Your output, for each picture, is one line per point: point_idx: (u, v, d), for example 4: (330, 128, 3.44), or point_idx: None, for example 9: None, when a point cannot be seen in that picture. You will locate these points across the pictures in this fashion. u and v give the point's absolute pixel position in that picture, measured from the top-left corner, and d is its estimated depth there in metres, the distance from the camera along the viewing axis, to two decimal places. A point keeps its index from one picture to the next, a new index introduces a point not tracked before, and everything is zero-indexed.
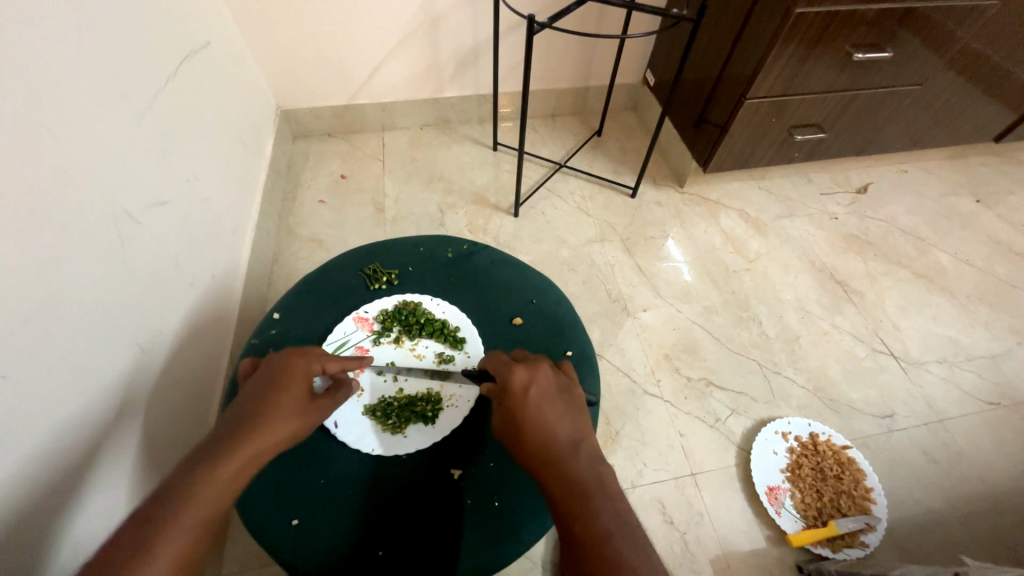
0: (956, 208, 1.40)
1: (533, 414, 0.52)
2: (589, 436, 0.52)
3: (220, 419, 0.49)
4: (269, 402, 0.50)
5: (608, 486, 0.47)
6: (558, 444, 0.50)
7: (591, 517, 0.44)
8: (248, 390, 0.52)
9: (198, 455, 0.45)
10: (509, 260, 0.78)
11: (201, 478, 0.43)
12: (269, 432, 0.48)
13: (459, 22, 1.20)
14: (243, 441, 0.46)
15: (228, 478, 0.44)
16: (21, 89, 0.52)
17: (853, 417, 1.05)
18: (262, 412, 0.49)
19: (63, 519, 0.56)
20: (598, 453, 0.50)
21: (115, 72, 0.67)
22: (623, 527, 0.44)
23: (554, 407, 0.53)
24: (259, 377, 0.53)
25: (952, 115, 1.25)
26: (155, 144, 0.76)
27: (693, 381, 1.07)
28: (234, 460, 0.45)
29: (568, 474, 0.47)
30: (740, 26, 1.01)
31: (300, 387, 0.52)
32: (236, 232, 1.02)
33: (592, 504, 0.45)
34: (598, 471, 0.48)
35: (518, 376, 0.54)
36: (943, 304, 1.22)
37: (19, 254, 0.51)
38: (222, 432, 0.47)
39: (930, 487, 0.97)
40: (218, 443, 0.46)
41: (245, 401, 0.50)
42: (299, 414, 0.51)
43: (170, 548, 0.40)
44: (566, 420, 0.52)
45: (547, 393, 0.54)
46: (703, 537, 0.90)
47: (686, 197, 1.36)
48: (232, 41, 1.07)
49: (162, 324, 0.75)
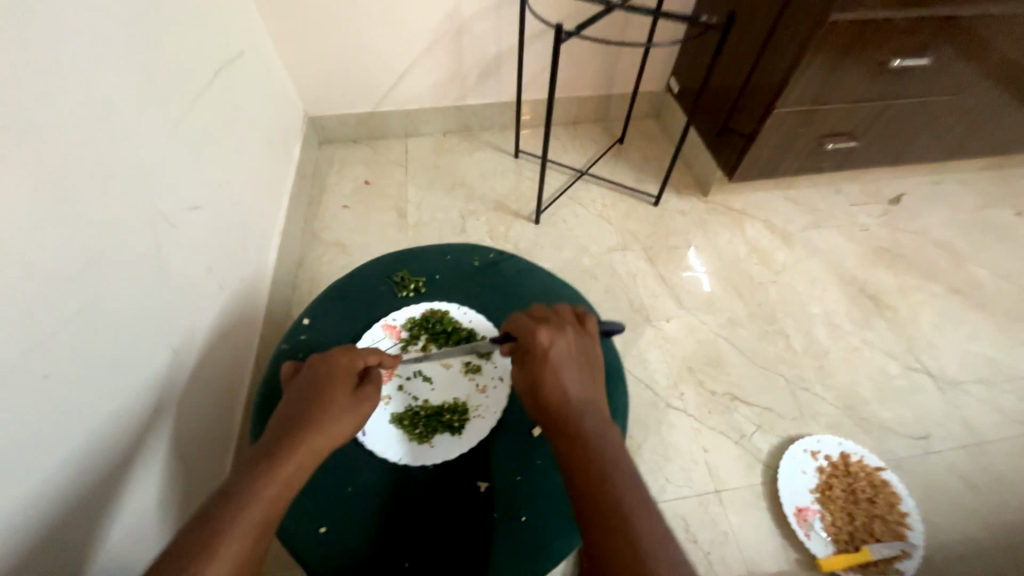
0: (995, 222, 1.34)
1: (551, 374, 0.53)
2: (599, 400, 0.53)
3: (273, 422, 0.50)
4: (324, 401, 0.51)
5: (615, 449, 0.48)
6: (570, 404, 0.51)
7: (597, 474, 0.45)
8: (298, 391, 0.53)
9: (257, 456, 0.46)
10: (535, 269, 0.77)
11: (261, 477, 0.44)
12: (332, 428, 0.50)
13: (484, 31, 1.21)
14: (300, 441, 0.48)
15: (288, 475, 0.45)
16: (55, 98, 0.53)
17: (885, 437, 1.00)
18: (316, 411, 0.50)
19: (105, 514, 0.57)
20: (601, 414, 0.52)
21: (153, 81, 0.70)
22: (633, 490, 0.44)
23: (571, 369, 0.54)
24: (307, 379, 0.54)
25: (992, 125, 1.21)
26: (190, 149, 0.78)
27: (717, 395, 1.04)
28: (295, 459, 0.46)
29: (577, 433, 0.49)
30: (770, 32, 0.99)
31: (349, 386, 0.54)
32: (264, 235, 1.04)
33: (599, 463, 0.46)
34: (605, 435, 0.49)
35: (541, 336, 0.56)
36: (982, 322, 1.17)
37: (64, 257, 0.53)
38: (279, 433, 0.48)
39: (970, 513, 0.92)
40: (279, 442, 0.47)
41: (299, 402, 0.51)
42: (352, 412, 0.52)
43: (233, 545, 0.39)
44: (580, 382, 0.53)
45: (567, 355, 0.55)
46: (728, 556, 0.87)
47: (710, 206, 1.34)
48: (263, 50, 1.10)
49: (195, 324, 0.77)
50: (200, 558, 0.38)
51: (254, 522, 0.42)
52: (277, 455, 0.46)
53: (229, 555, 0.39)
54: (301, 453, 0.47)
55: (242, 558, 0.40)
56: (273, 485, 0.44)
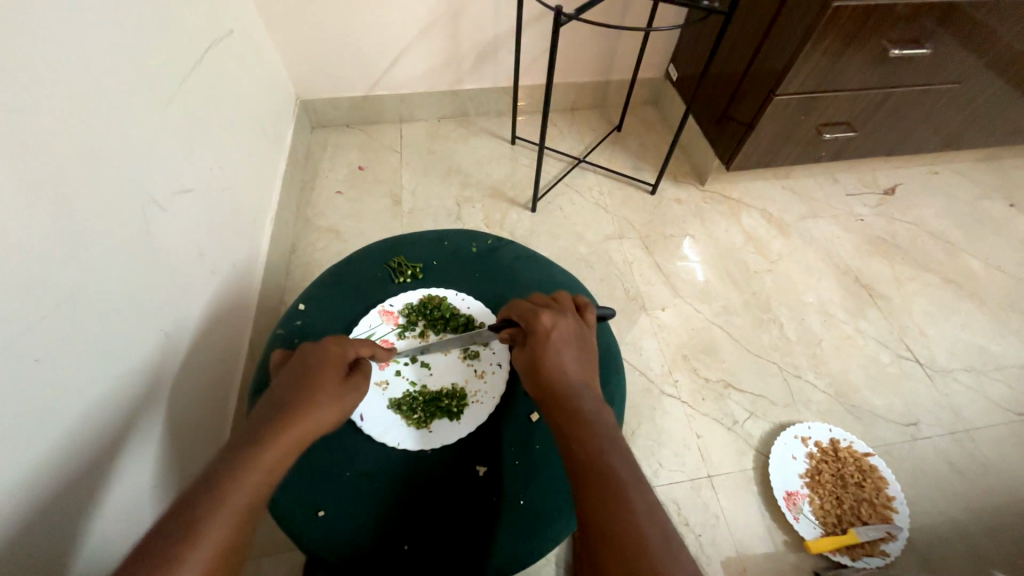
0: (988, 213, 1.35)
1: (551, 355, 0.54)
2: (594, 383, 0.54)
3: (258, 409, 0.50)
4: (309, 389, 0.51)
5: (610, 427, 0.48)
6: (568, 384, 0.52)
7: (593, 449, 0.45)
8: (284, 378, 0.53)
9: (241, 441, 0.46)
10: (533, 256, 0.77)
11: (245, 462, 0.44)
12: (316, 417, 0.50)
13: (482, 13, 1.18)
14: (285, 427, 0.47)
15: (272, 462, 0.45)
16: (37, 75, 0.51)
17: (875, 424, 1.02)
18: (303, 399, 0.50)
19: (95, 499, 0.57)
20: (598, 398, 0.52)
21: (142, 59, 0.67)
22: (629, 467, 0.44)
23: (570, 352, 0.55)
24: (294, 366, 0.54)
25: (988, 116, 1.21)
26: (180, 131, 0.76)
27: (711, 382, 1.05)
28: (278, 445, 0.46)
29: (574, 411, 0.49)
30: (772, 19, 0.98)
31: (336, 375, 0.54)
32: (257, 221, 1.02)
33: (595, 438, 0.46)
34: (601, 414, 0.49)
35: (543, 319, 0.57)
36: (972, 312, 1.18)
37: (54, 241, 0.52)
38: (264, 419, 0.48)
39: (953, 497, 0.95)
40: (263, 429, 0.47)
41: (284, 389, 0.51)
42: (338, 400, 0.52)
43: (216, 531, 0.39)
44: (579, 365, 0.54)
45: (566, 338, 0.56)
46: (718, 539, 0.89)
47: (707, 195, 1.34)
48: (254, 29, 1.07)
49: (187, 310, 0.75)
50: (181, 544, 0.38)
51: (238, 508, 0.41)
52: (262, 441, 0.46)
53: (211, 541, 0.39)
54: (286, 440, 0.47)
55: (226, 544, 0.39)
56: (258, 471, 0.44)
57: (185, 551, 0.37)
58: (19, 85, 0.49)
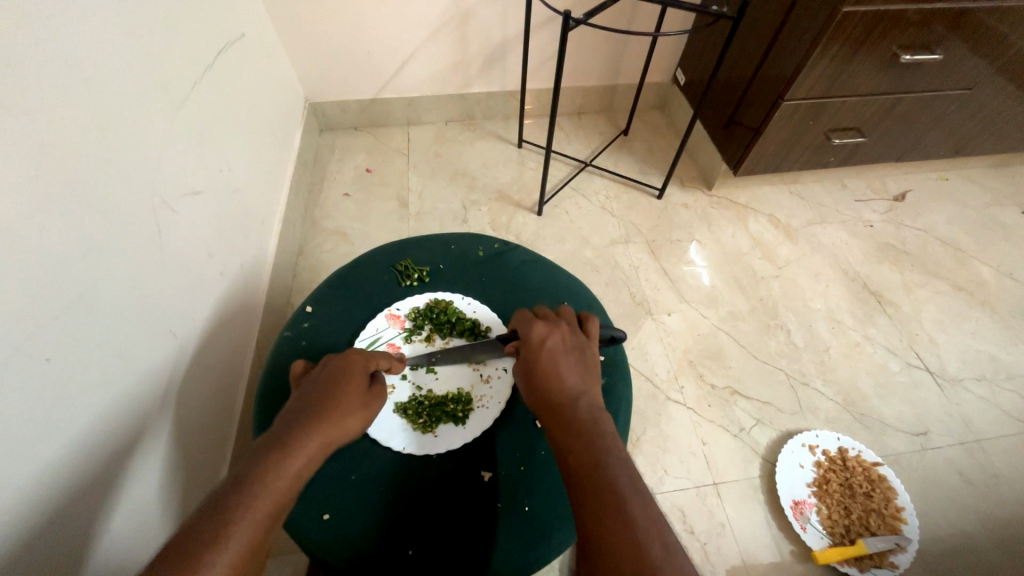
0: (999, 220, 1.34)
1: (546, 364, 0.54)
2: (593, 390, 0.53)
3: (282, 415, 0.50)
4: (336, 396, 0.51)
5: (608, 435, 0.48)
6: (563, 393, 0.52)
7: (591, 459, 0.45)
8: (309, 386, 0.53)
9: (263, 450, 0.45)
10: (539, 260, 0.77)
11: (270, 470, 0.43)
12: (341, 425, 0.50)
13: (490, 17, 1.19)
14: (313, 434, 0.47)
15: (297, 470, 0.45)
16: (48, 77, 0.51)
17: (884, 433, 1.01)
18: (328, 407, 0.50)
19: (106, 500, 0.57)
20: (598, 408, 0.52)
21: (154, 63, 0.68)
22: (627, 477, 0.43)
23: (566, 360, 0.55)
24: (320, 374, 0.54)
25: (1000, 123, 1.20)
26: (191, 133, 0.77)
27: (717, 388, 1.05)
28: (306, 453, 0.46)
29: (571, 421, 0.49)
30: (781, 23, 0.97)
31: (361, 384, 0.54)
32: (265, 222, 1.03)
33: (592, 448, 0.46)
34: (598, 422, 0.49)
35: (537, 329, 0.57)
36: (983, 320, 1.17)
37: (66, 242, 0.53)
38: (290, 428, 0.47)
39: (964, 508, 0.93)
40: (290, 435, 0.47)
41: (311, 397, 0.51)
42: (362, 410, 0.52)
43: (238, 540, 0.39)
44: (575, 373, 0.54)
45: (562, 347, 0.56)
46: (724, 547, 0.88)
47: (714, 200, 1.33)
48: (264, 33, 1.08)
49: (196, 311, 0.76)
50: (210, 550, 0.37)
51: (263, 516, 0.41)
52: (287, 449, 0.45)
53: (237, 546, 0.38)
54: (311, 450, 0.47)
55: (251, 551, 0.39)
56: (282, 479, 0.43)
57: (211, 559, 0.37)
58: (26, 87, 0.49)
